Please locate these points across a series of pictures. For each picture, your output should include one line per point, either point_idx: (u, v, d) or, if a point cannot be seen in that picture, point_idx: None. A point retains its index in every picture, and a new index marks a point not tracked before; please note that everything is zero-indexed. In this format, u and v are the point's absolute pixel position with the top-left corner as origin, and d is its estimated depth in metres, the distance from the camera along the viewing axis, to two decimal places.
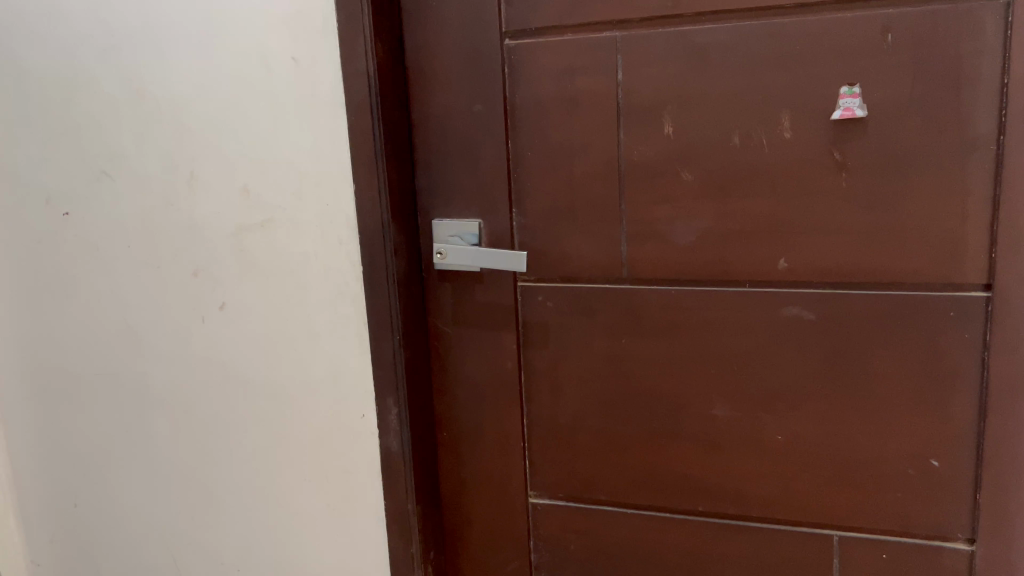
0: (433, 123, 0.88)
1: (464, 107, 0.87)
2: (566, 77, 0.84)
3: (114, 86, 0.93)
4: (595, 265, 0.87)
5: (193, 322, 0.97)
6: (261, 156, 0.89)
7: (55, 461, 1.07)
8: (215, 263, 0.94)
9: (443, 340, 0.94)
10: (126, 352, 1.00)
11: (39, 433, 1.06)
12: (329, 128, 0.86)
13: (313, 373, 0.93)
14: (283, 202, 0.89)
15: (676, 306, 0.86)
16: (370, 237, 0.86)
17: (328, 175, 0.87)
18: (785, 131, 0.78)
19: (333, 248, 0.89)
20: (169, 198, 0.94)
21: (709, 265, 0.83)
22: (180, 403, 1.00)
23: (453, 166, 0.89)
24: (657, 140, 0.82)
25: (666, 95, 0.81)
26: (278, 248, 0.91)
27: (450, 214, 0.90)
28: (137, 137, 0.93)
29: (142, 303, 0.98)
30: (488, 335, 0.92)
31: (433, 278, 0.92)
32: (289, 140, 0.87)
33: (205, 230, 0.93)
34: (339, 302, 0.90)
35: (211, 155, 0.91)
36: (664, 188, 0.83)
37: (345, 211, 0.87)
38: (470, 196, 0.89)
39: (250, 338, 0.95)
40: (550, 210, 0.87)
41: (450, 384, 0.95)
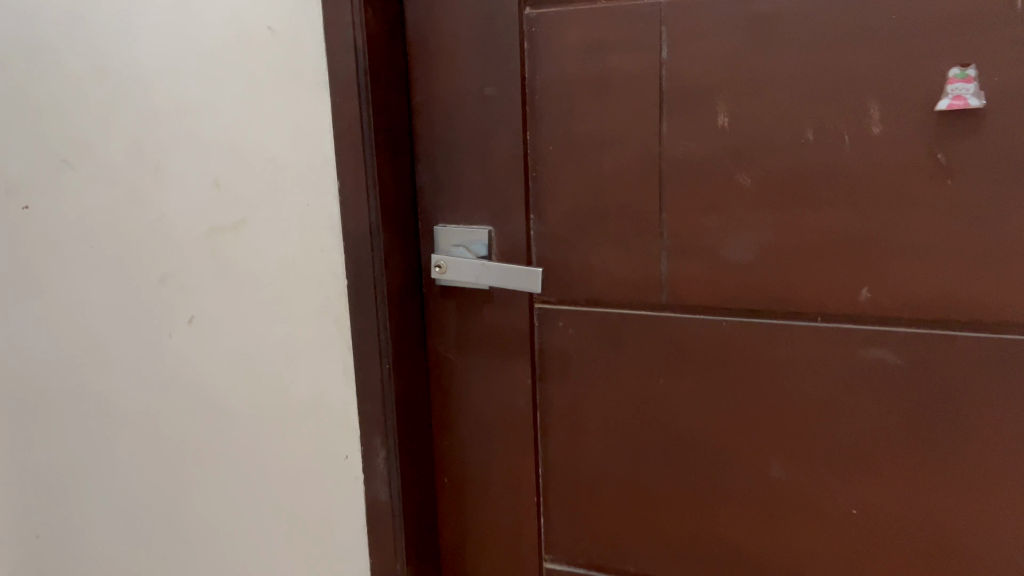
0: (437, 109, 0.73)
1: (473, 91, 0.71)
2: (597, 54, 0.67)
3: (79, 63, 0.80)
4: (627, 287, 0.71)
5: (161, 337, 0.83)
6: (237, 146, 0.75)
7: (21, 483, 0.95)
8: (183, 269, 0.80)
9: (445, 370, 0.78)
10: (90, 368, 0.87)
11: (6, 454, 0.95)
12: (311, 113, 0.71)
13: (291, 405, 0.79)
14: (259, 200, 0.75)
15: (724, 342, 0.69)
16: (357, 245, 0.71)
17: (311, 168, 0.72)
18: (874, 125, 0.61)
19: (315, 256, 0.74)
20: (136, 191, 0.80)
21: (769, 292, 0.67)
22: (147, 427, 0.86)
23: (459, 162, 0.73)
24: (707, 134, 0.65)
25: (721, 77, 0.64)
26: (254, 255, 0.76)
27: (455, 220, 0.75)
28: (102, 120, 0.80)
29: (106, 312, 0.85)
30: (498, 366, 0.76)
31: (434, 295, 0.77)
32: (266, 126, 0.73)
33: (173, 229, 0.79)
34: (320, 321, 0.75)
35: (182, 144, 0.77)
36: (716, 193, 0.66)
37: (328, 213, 0.72)
38: (479, 199, 0.74)
39: (222, 358, 0.81)
40: (574, 217, 0.71)
41: (452, 421, 0.80)
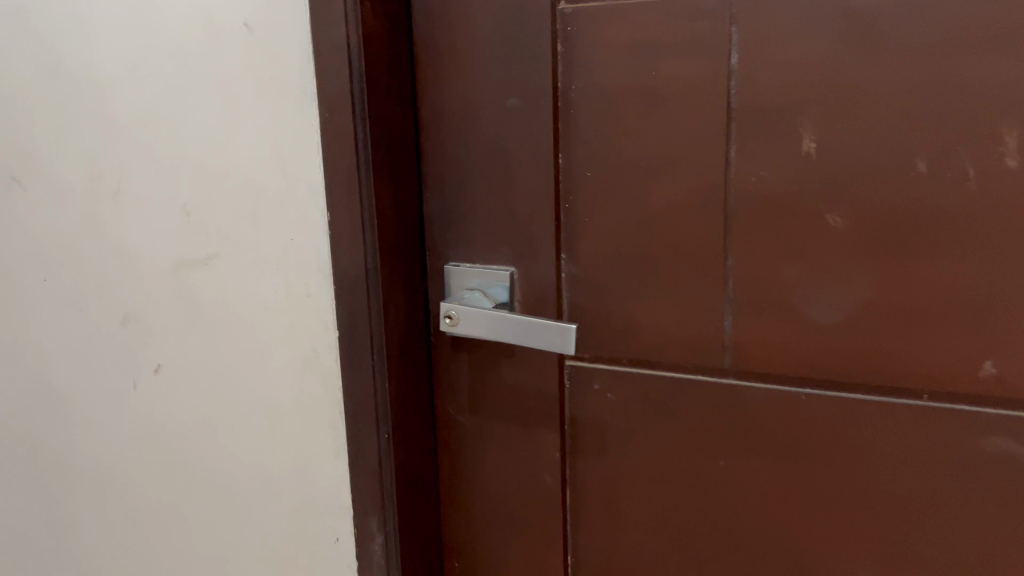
0: (450, 124, 0.60)
1: (494, 103, 0.58)
2: (648, 59, 0.54)
3: (27, 61, 0.67)
4: (680, 346, 0.57)
5: (123, 387, 0.70)
6: (208, 165, 0.62)
7: None
8: (147, 309, 0.67)
9: (456, 435, 0.66)
10: (44, 418, 0.75)
11: None
12: (294, 128, 0.58)
13: (272, 473, 0.66)
14: (234, 231, 0.62)
15: (800, 420, 0.55)
16: (350, 290, 0.59)
17: (295, 195, 0.59)
18: (1010, 156, 0.47)
19: (300, 301, 0.61)
20: (93, 217, 0.68)
21: (861, 360, 0.53)
22: (107, 489, 0.74)
23: (476, 188, 0.60)
24: (787, 162, 0.52)
25: (808, 90, 0.50)
26: (229, 296, 0.64)
27: (470, 258, 0.62)
28: (54, 130, 0.68)
29: (61, 354, 0.72)
30: (519, 434, 0.63)
31: (443, 347, 0.64)
32: (243, 143, 0.60)
33: (136, 262, 0.67)
34: (305, 378, 0.63)
35: (145, 162, 0.65)
36: (798, 236, 0.53)
37: (316, 250, 0.60)
38: (499, 233, 0.61)
39: (193, 414, 0.68)
40: (616, 259, 0.58)
41: (463, 495, 0.67)
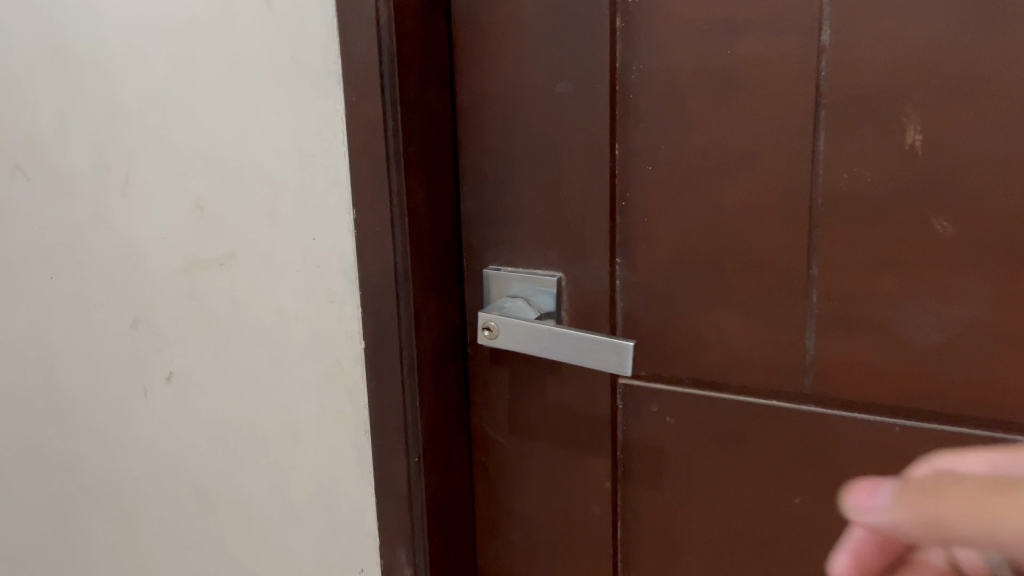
0: (492, 111, 0.53)
1: (542, 86, 0.51)
2: (722, 36, 0.46)
3: (29, 38, 0.61)
4: (752, 367, 0.50)
5: (133, 396, 0.65)
6: (223, 156, 0.56)
7: None
8: (159, 312, 0.62)
9: (495, 457, 0.59)
10: (52, 425, 0.70)
11: None
12: (317, 115, 0.52)
13: (291, 495, 0.60)
14: (250, 230, 0.56)
15: (887, 463, 0.47)
16: (378, 297, 0.52)
17: (317, 189, 0.53)
18: None
19: (322, 309, 0.55)
20: (101, 210, 0.62)
21: (972, 392, 0.44)
22: (118, 503, 0.69)
23: (520, 183, 0.54)
24: (886, 158, 0.44)
25: (916, 72, 0.42)
26: (246, 301, 0.58)
27: (512, 262, 0.55)
28: (59, 115, 0.62)
29: (70, 357, 0.67)
30: (565, 459, 0.56)
31: (481, 360, 0.58)
32: (260, 131, 0.54)
33: (146, 260, 0.61)
34: (327, 393, 0.56)
35: (155, 151, 0.59)
36: (897, 244, 0.45)
37: (340, 252, 0.53)
38: (545, 234, 0.54)
39: (207, 427, 0.62)
40: (677, 266, 0.51)
41: (502, 522, 0.60)
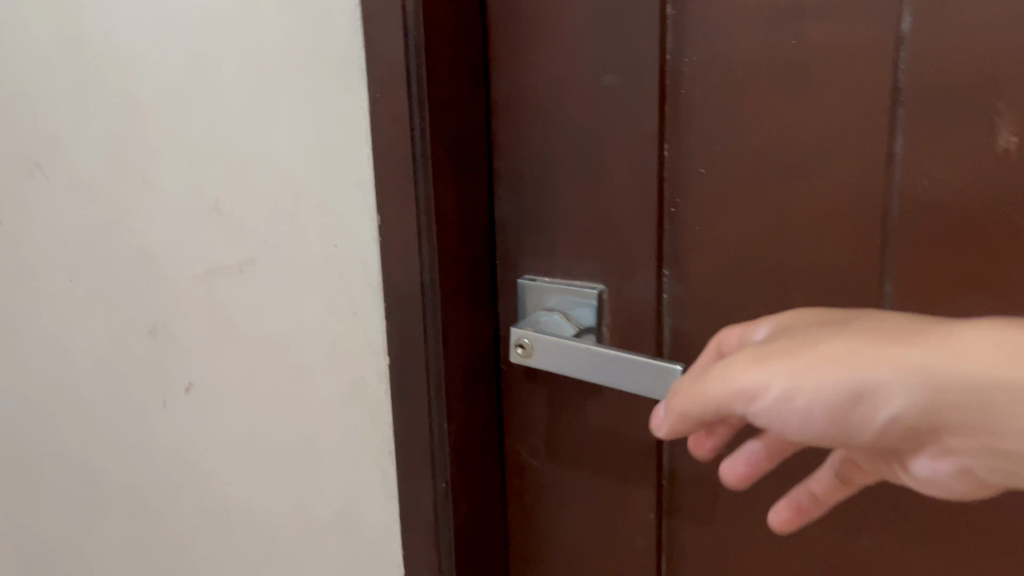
0: (529, 107, 0.49)
1: (583, 80, 0.47)
2: (784, 23, 0.41)
3: (45, 32, 0.59)
4: None
5: (153, 407, 0.62)
6: (241, 155, 0.52)
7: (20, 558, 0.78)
8: (178, 320, 0.58)
9: (530, 482, 0.55)
10: (75, 433, 0.67)
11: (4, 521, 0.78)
12: (339, 112, 0.48)
13: (313, 517, 0.56)
14: (270, 235, 0.52)
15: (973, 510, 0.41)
16: (404, 310, 0.48)
17: (339, 193, 0.49)
18: None
19: (345, 321, 0.51)
20: (118, 212, 0.59)
21: None
22: (140, 516, 0.66)
23: (559, 187, 0.49)
24: (973, 163, 0.38)
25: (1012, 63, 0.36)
26: (266, 311, 0.54)
27: (550, 272, 0.51)
28: (76, 112, 0.59)
29: (89, 365, 0.64)
30: (606, 486, 0.52)
31: (515, 377, 0.53)
32: (280, 129, 0.50)
33: (164, 265, 0.58)
34: (350, 411, 0.52)
35: (173, 151, 0.55)
36: (986, 261, 0.39)
37: (364, 260, 0.49)
38: (586, 243, 0.49)
39: (226, 442, 0.59)
40: (732, 279, 0.46)
41: (537, 551, 0.56)
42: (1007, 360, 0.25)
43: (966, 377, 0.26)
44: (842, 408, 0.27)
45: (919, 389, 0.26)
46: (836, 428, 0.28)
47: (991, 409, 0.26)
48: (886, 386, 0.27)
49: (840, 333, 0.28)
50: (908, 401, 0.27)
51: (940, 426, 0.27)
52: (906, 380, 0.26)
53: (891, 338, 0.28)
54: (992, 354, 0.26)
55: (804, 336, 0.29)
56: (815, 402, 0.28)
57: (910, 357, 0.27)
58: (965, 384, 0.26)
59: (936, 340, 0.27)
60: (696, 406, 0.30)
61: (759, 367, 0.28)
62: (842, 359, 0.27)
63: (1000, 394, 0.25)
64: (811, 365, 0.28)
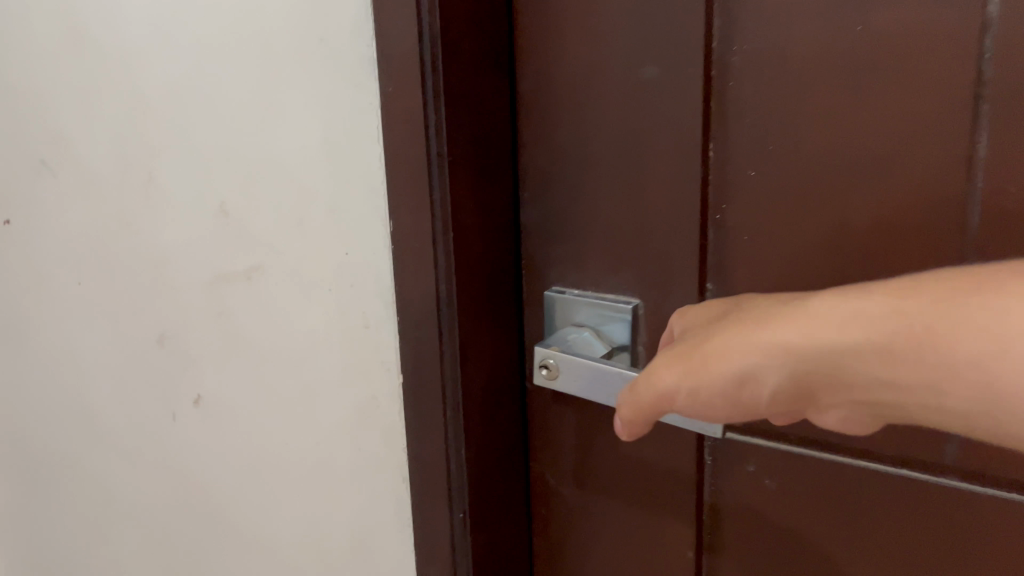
0: (558, 102, 0.44)
1: (618, 73, 0.42)
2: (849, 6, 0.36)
3: (51, 21, 0.56)
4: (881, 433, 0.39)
5: (161, 419, 0.59)
6: (247, 154, 0.49)
7: (37, 565, 0.76)
8: (185, 328, 0.55)
9: (557, 510, 0.50)
10: (86, 442, 0.65)
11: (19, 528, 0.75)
12: (349, 108, 0.44)
13: (324, 542, 0.53)
14: (278, 241, 0.48)
15: None
16: (418, 325, 0.44)
17: (349, 197, 0.45)
18: None
19: (356, 336, 0.47)
20: (125, 212, 0.56)
21: None
22: (151, 531, 0.63)
23: (591, 190, 0.44)
24: None
25: None
26: (274, 322, 0.50)
27: (580, 284, 0.46)
28: (82, 106, 0.56)
29: (99, 372, 0.61)
30: (638, 520, 0.47)
31: (541, 398, 0.49)
32: (287, 127, 0.46)
33: (171, 269, 0.54)
34: (362, 432, 0.48)
35: (178, 148, 0.52)
36: None
37: (375, 269, 0.45)
38: (620, 253, 0.44)
39: (235, 458, 0.55)
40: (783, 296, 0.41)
41: None
42: (856, 321, 0.26)
43: (832, 340, 0.26)
44: (732, 394, 0.29)
45: (786, 367, 0.27)
46: (737, 409, 0.30)
47: (870, 363, 0.25)
48: (761, 371, 0.28)
49: (725, 324, 0.30)
50: (778, 379, 0.28)
51: (821, 392, 0.28)
52: (772, 363, 0.28)
53: (762, 319, 0.28)
54: (832, 323, 0.26)
55: (702, 332, 0.31)
56: (715, 391, 0.29)
57: (779, 338, 0.27)
58: (820, 357, 0.26)
59: (798, 310, 0.27)
60: (635, 411, 0.32)
61: (664, 375, 0.31)
62: (727, 356, 0.29)
63: (855, 348, 0.25)
64: (702, 366, 0.29)
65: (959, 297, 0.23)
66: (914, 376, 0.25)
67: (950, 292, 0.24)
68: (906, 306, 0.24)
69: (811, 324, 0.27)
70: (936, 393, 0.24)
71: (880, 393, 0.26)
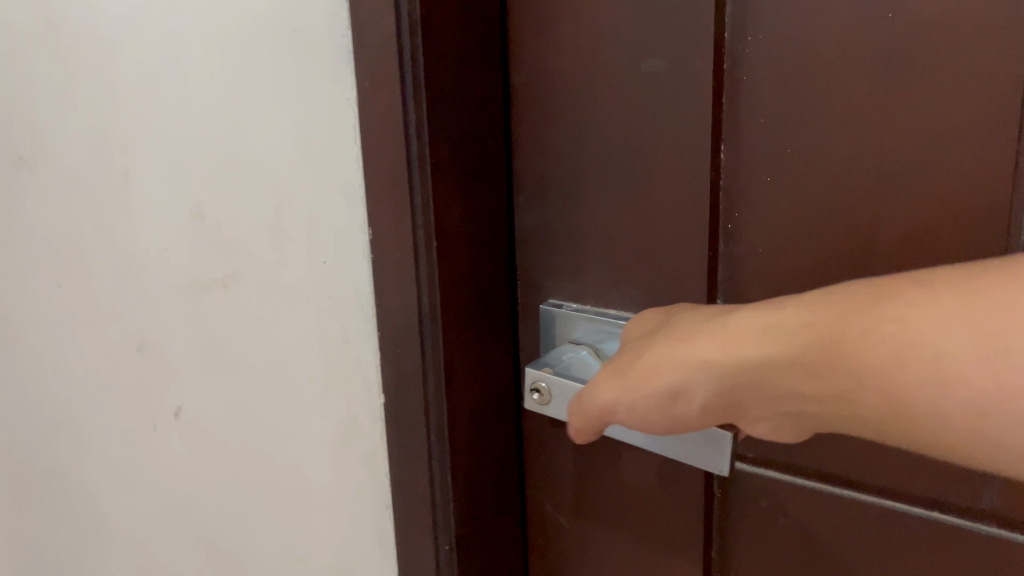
0: (555, 98, 0.40)
1: (618, 66, 0.37)
2: None
3: (24, 8, 0.52)
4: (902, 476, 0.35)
5: (143, 429, 0.56)
6: (221, 153, 0.45)
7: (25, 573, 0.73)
8: (163, 336, 0.52)
9: (554, 539, 0.46)
10: (69, 450, 0.62)
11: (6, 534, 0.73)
12: (325, 105, 0.40)
13: (307, 567, 0.49)
14: (255, 246, 0.45)
15: None
16: (399, 342, 0.40)
17: (326, 202, 0.41)
18: None
19: (335, 351, 0.43)
20: (102, 211, 0.53)
21: None
22: (136, 544, 0.60)
23: (589, 196, 0.40)
24: None
25: None
26: (251, 333, 0.47)
27: (579, 297, 0.42)
28: (58, 99, 0.53)
29: (80, 378, 0.58)
30: (640, 555, 0.43)
31: (536, 420, 0.45)
32: (261, 124, 0.43)
33: (149, 273, 0.51)
34: (343, 453, 0.45)
35: (153, 145, 0.48)
36: None
37: (354, 280, 0.42)
38: (621, 265, 0.40)
39: (216, 474, 0.52)
40: None
41: None
42: (769, 339, 0.26)
43: (749, 358, 0.27)
44: (665, 408, 0.30)
45: (710, 382, 0.28)
46: (673, 423, 0.30)
47: (788, 378, 0.26)
48: (689, 386, 0.29)
49: (658, 338, 0.30)
50: (705, 392, 0.28)
51: (752, 403, 0.28)
52: (693, 374, 0.28)
53: (691, 334, 0.29)
54: (749, 342, 0.27)
55: (640, 345, 0.31)
56: (649, 406, 0.30)
57: (699, 354, 0.28)
58: (742, 371, 0.27)
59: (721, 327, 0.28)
60: (583, 424, 0.33)
61: (605, 391, 0.31)
62: (658, 372, 0.29)
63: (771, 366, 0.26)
64: (638, 381, 0.30)
65: (861, 314, 0.24)
66: (827, 386, 0.25)
67: (853, 308, 0.24)
68: (818, 320, 0.25)
69: (732, 339, 0.27)
70: (850, 403, 0.25)
71: (803, 407, 0.26)
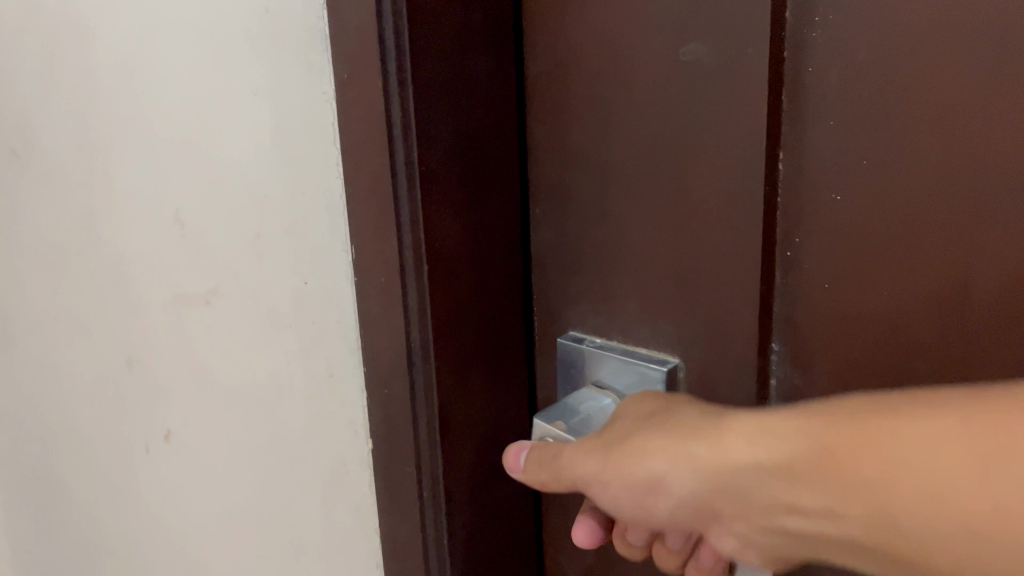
0: (576, 92, 0.33)
1: (648, 53, 0.30)
2: None
3: None
4: None
5: (135, 449, 0.51)
6: (197, 154, 0.39)
7: None
8: (151, 351, 0.47)
9: None
10: (68, 462, 0.58)
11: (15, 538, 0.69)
12: (303, 101, 0.34)
13: None
14: (235, 260, 0.39)
15: None
16: (388, 380, 0.34)
17: (307, 213, 0.35)
18: None
19: (321, 384, 0.38)
20: (88, 210, 0.48)
21: None
22: (134, 565, 0.56)
23: (614, 212, 0.33)
24: None
25: None
26: (234, 357, 0.41)
27: (602, 331, 0.35)
28: (42, 84, 0.48)
29: (76, 388, 0.54)
30: None
31: None
32: (235, 121, 0.37)
33: (135, 281, 0.46)
34: (331, 498, 0.39)
35: (133, 140, 0.43)
36: None
37: (339, 305, 0.35)
38: (649, 299, 0.33)
39: (206, 504, 0.47)
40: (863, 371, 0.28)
41: None
42: (768, 433, 0.22)
43: (742, 459, 0.22)
44: (637, 500, 0.26)
45: (694, 477, 0.24)
46: (642, 515, 0.26)
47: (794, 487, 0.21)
48: (668, 478, 0.24)
49: (648, 420, 0.26)
50: (685, 488, 0.24)
51: (756, 509, 0.23)
52: (677, 465, 0.24)
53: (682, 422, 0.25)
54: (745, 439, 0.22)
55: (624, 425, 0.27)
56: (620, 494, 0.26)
57: (686, 444, 0.24)
58: (726, 474, 0.23)
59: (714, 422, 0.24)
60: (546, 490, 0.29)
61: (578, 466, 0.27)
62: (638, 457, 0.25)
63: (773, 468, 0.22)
64: (612, 464, 0.26)
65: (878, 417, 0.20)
66: (824, 495, 0.21)
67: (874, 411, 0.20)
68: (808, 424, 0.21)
69: (723, 437, 0.23)
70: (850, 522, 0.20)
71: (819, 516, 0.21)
